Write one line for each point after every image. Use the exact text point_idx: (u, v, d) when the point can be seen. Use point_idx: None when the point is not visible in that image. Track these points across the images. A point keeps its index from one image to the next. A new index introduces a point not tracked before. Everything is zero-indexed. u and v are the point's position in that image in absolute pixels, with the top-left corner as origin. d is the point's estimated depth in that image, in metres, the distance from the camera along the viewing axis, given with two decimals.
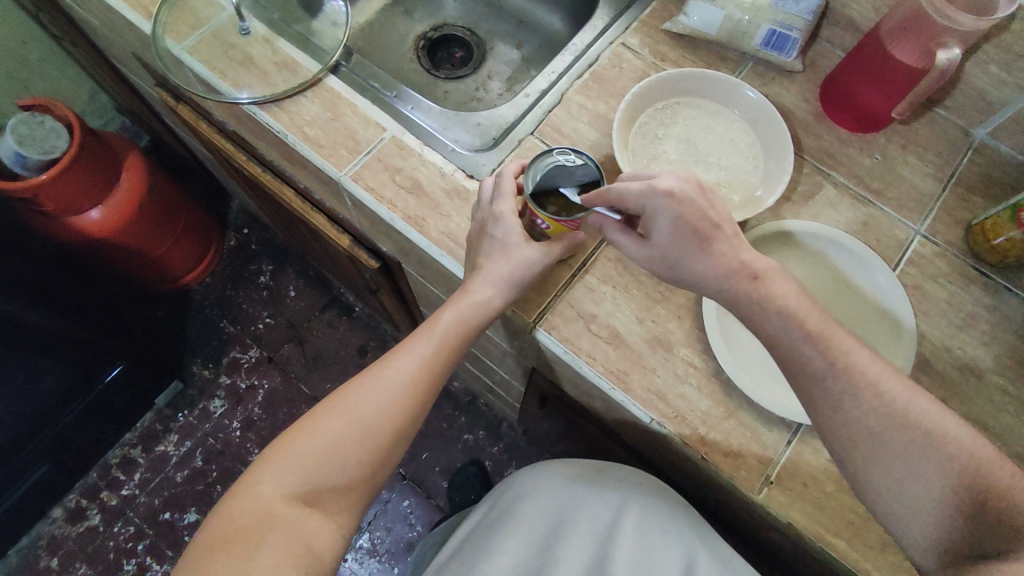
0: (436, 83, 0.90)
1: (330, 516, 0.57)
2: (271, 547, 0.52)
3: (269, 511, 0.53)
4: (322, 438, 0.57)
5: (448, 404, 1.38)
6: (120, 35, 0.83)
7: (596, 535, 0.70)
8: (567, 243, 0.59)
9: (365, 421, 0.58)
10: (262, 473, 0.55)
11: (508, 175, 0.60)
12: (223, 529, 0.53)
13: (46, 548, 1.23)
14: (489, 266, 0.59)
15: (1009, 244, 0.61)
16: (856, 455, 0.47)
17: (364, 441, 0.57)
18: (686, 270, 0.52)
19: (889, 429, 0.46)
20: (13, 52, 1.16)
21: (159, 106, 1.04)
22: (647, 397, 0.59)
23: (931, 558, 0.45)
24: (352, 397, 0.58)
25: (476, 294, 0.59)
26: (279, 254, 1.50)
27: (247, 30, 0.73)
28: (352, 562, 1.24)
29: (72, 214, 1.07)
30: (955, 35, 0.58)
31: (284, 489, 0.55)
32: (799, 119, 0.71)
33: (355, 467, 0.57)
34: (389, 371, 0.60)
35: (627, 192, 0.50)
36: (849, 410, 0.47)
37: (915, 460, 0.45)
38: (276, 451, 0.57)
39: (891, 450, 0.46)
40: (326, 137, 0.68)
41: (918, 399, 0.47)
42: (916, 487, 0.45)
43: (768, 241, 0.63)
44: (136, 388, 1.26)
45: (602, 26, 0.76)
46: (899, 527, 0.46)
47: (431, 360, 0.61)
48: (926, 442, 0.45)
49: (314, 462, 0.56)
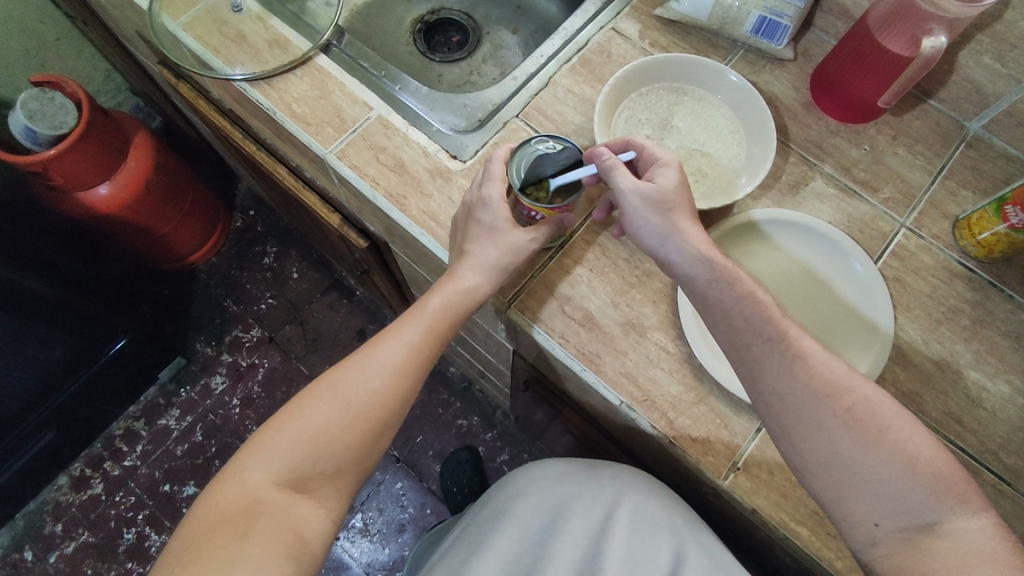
0: (431, 66, 0.91)
1: (319, 502, 0.55)
2: (259, 536, 0.50)
3: (255, 498, 0.52)
4: (308, 424, 0.55)
5: (444, 389, 1.39)
6: (124, 14, 0.85)
7: (589, 532, 0.68)
8: (553, 227, 0.59)
9: (352, 407, 0.56)
10: (247, 460, 0.54)
11: (499, 160, 0.59)
12: (207, 519, 0.51)
13: (50, 514, 1.27)
14: (475, 252, 0.58)
15: (993, 238, 0.60)
16: (798, 428, 0.47)
17: (350, 428, 0.56)
18: (681, 222, 0.53)
19: (828, 404, 0.46)
20: (30, 30, 1.18)
21: (166, 86, 1.06)
22: (618, 379, 0.59)
23: (866, 537, 0.45)
24: (338, 380, 0.57)
25: (463, 280, 0.58)
26: (284, 236, 1.52)
27: (240, 8, 0.74)
28: (344, 542, 1.26)
29: (82, 189, 1.08)
30: (940, 22, 0.57)
31: (272, 475, 0.53)
32: (788, 109, 0.70)
33: (344, 452, 0.56)
34: (375, 357, 0.58)
35: (648, 146, 0.57)
36: (793, 383, 0.47)
37: (856, 435, 0.45)
38: (260, 438, 0.55)
39: (832, 424, 0.46)
40: (313, 115, 0.69)
41: (858, 379, 0.47)
42: (852, 458, 0.45)
43: (744, 233, 0.63)
44: (140, 363, 1.28)
45: (593, 11, 0.76)
46: (836, 504, 0.45)
47: (419, 345, 0.59)
48: (866, 420, 0.45)
49: (302, 447, 0.54)
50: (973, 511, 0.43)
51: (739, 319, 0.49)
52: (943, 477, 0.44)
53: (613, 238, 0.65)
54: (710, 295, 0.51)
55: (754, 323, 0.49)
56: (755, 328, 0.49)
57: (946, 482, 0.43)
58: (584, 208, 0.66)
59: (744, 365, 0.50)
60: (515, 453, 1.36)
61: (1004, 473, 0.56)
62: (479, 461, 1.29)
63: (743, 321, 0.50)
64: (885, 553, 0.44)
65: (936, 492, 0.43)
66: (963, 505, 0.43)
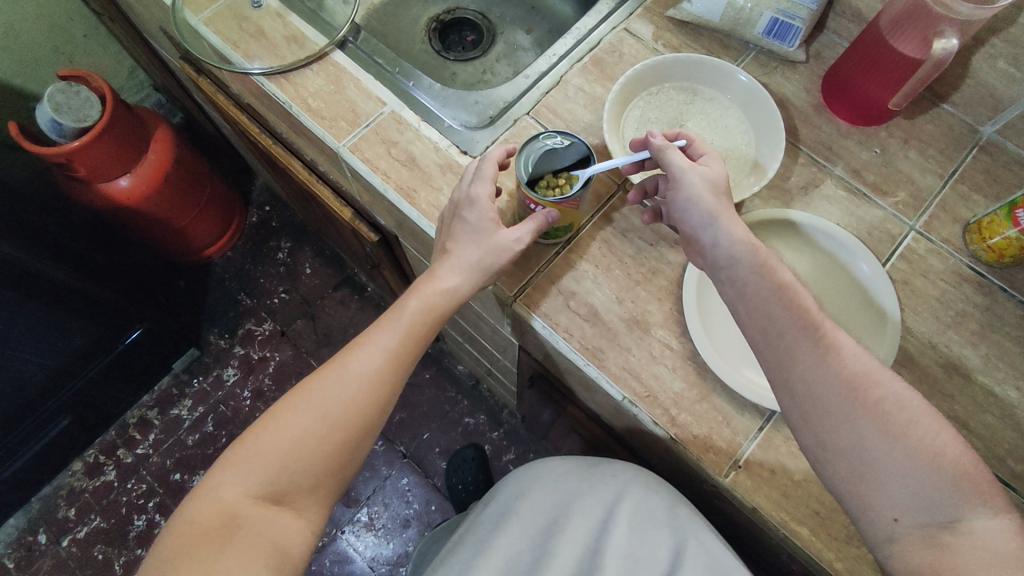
0: (446, 65, 0.92)
1: (298, 513, 0.54)
2: (238, 549, 0.50)
3: (232, 511, 0.51)
4: (285, 437, 0.54)
5: (451, 386, 1.40)
6: (148, 10, 0.88)
7: (590, 530, 0.68)
8: (539, 222, 0.57)
9: (329, 417, 0.55)
10: (223, 474, 0.53)
11: (492, 159, 0.59)
12: (184, 535, 0.50)
13: (64, 498, 1.30)
14: (458, 252, 0.58)
15: (1004, 243, 0.59)
16: (821, 417, 0.47)
17: (326, 439, 0.55)
18: (730, 210, 0.53)
19: (857, 396, 0.46)
20: (60, 27, 1.22)
21: (188, 81, 1.08)
22: (621, 374, 0.59)
23: (884, 533, 0.44)
24: (314, 392, 0.55)
25: (441, 282, 0.58)
26: (298, 232, 1.54)
27: (260, 5, 0.76)
28: (349, 535, 1.27)
29: (104, 181, 1.11)
30: (953, 24, 0.57)
31: (249, 489, 0.52)
32: (798, 110, 0.71)
33: (322, 463, 0.55)
34: (352, 365, 0.57)
35: (695, 140, 0.58)
36: (819, 372, 0.47)
37: (881, 428, 0.45)
38: (236, 452, 0.54)
39: (860, 417, 0.45)
40: (327, 109, 0.70)
41: (885, 373, 0.47)
42: (875, 451, 0.45)
43: (765, 228, 0.63)
44: (155, 353, 1.31)
45: (606, 12, 0.77)
46: (856, 498, 0.45)
47: (396, 351, 0.58)
48: (893, 414, 0.45)
49: (279, 460, 0.53)
50: (994, 510, 0.42)
51: (774, 306, 0.49)
52: (966, 475, 0.43)
53: (619, 235, 0.65)
54: (746, 282, 0.51)
55: (771, 317, 0.49)
56: (777, 320, 0.49)
57: (969, 481, 0.43)
58: (592, 206, 0.66)
59: (770, 355, 0.50)
60: (520, 452, 1.36)
61: (1010, 478, 0.55)
62: (484, 459, 1.31)
63: (762, 313, 0.50)
64: (901, 548, 0.43)
65: (960, 489, 0.43)
66: (985, 503, 0.43)
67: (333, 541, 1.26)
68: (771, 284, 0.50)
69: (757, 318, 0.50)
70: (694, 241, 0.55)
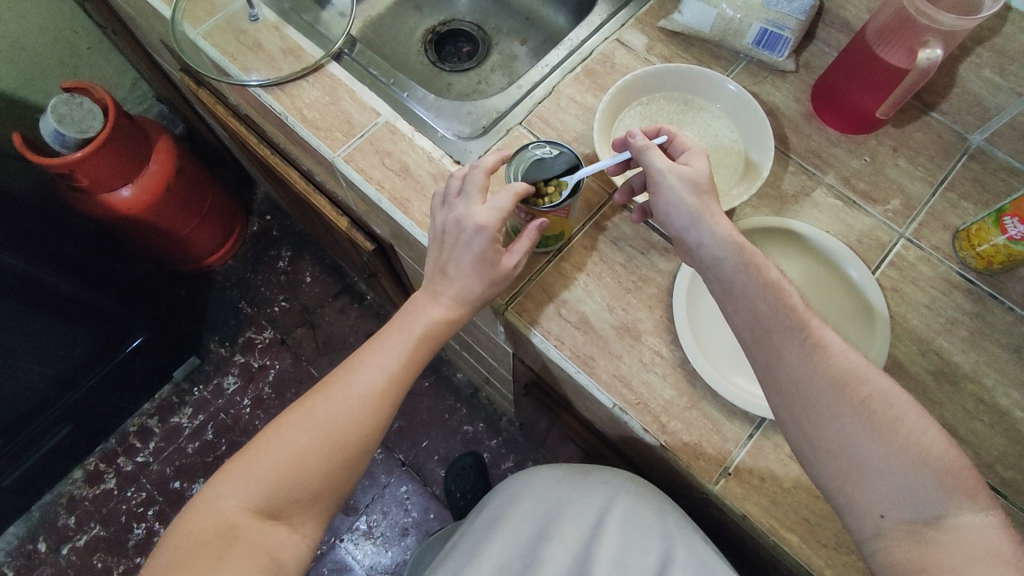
0: (441, 75, 0.94)
1: (295, 528, 0.54)
2: (235, 562, 0.50)
3: (229, 524, 0.51)
4: (285, 452, 0.54)
5: (450, 395, 1.40)
6: (149, 22, 0.89)
7: (581, 537, 0.68)
8: (529, 236, 0.58)
9: (330, 435, 0.55)
10: (221, 487, 0.53)
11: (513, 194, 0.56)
12: (182, 546, 0.50)
13: (64, 506, 1.30)
14: (460, 280, 0.58)
15: (992, 250, 0.60)
16: (809, 414, 0.47)
17: (325, 457, 0.55)
18: (712, 208, 0.54)
19: (845, 394, 0.46)
20: (64, 40, 1.24)
21: (190, 93, 1.09)
22: (611, 382, 0.60)
23: (871, 529, 0.44)
24: (316, 409, 0.56)
25: (440, 306, 0.59)
26: (299, 240, 1.55)
27: (257, 18, 0.78)
28: (347, 543, 1.27)
29: (106, 191, 1.12)
30: (936, 35, 0.57)
31: (247, 502, 0.52)
32: (788, 119, 0.71)
33: (321, 481, 0.55)
34: (355, 385, 0.57)
35: (677, 134, 0.59)
36: (808, 370, 0.47)
37: (869, 425, 0.45)
38: (235, 464, 0.54)
39: (847, 413, 0.46)
40: (323, 120, 0.71)
41: (873, 372, 0.47)
42: (863, 447, 0.45)
43: (759, 234, 0.63)
44: (156, 361, 1.32)
45: (598, 23, 0.78)
46: (843, 493, 0.45)
47: (398, 373, 0.59)
48: (879, 412, 0.45)
49: (277, 476, 0.53)
50: (980, 506, 0.42)
51: (760, 303, 0.50)
52: (952, 471, 0.43)
53: (610, 243, 0.66)
54: (735, 281, 0.51)
55: (761, 314, 0.50)
56: (766, 318, 0.49)
57: (955, 477, 0.43)
58: (584, 214, 0.67)
59: (759, 354, 0.50)
60: (519, 460, 1.36)
61: (1000, 485, 0.55)
62: (483, 467, 1.30)
63: (749, 312, 0.50)
64: (887, 545, 0.43)
65: (946, 486, 0.43)
66: (971, 500, 0.43)
67: (332, 550, 1.26)
68: (763, 286, 0.50)
69: (745, 317, 0.51)
70: (679, 241, 0.56)
